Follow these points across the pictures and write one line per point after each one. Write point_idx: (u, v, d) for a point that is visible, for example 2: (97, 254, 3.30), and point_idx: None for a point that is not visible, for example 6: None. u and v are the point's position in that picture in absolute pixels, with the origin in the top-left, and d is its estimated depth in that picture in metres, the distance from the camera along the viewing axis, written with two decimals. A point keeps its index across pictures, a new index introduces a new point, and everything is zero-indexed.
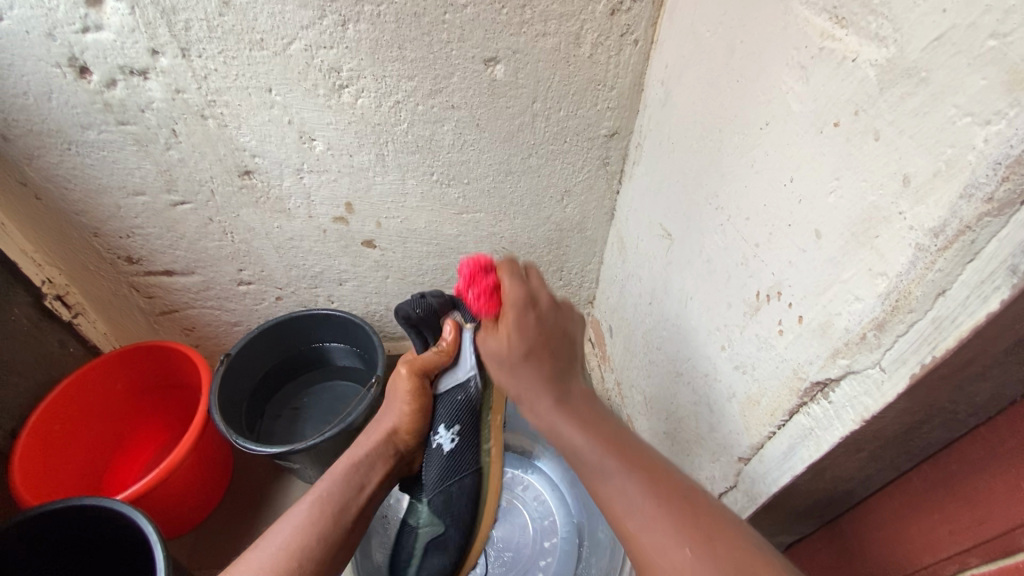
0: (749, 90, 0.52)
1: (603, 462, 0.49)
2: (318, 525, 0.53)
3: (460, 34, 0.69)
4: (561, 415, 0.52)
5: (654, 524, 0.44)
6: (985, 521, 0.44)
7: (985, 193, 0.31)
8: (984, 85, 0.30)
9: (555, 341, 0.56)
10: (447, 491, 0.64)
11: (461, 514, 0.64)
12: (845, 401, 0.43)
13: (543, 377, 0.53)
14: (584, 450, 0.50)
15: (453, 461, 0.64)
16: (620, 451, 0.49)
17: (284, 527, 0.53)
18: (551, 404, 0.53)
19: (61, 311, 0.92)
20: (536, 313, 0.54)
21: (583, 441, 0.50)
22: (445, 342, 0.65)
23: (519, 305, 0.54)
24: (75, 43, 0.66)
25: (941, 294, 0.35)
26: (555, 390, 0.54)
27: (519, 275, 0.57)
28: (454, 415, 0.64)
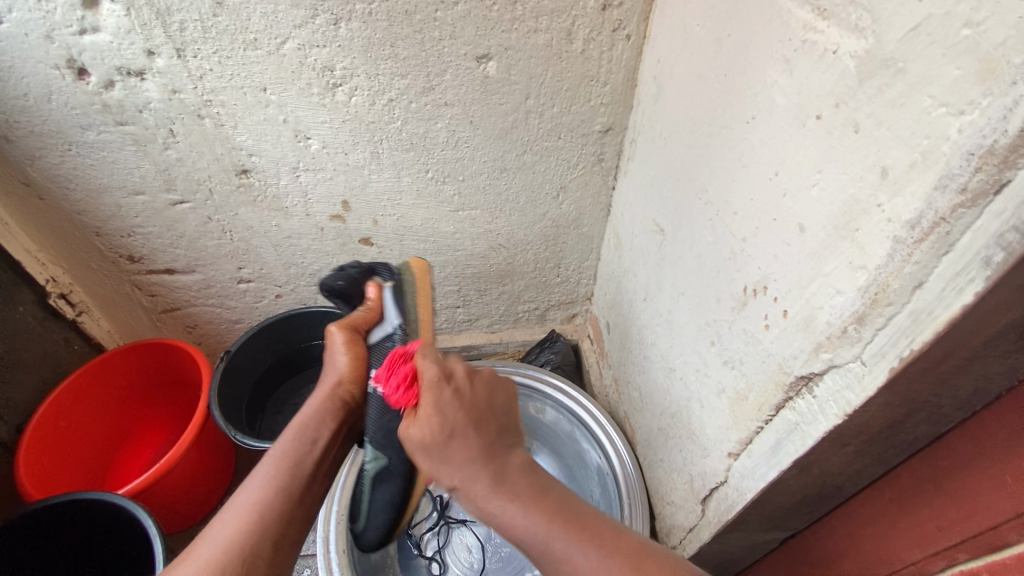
0: (736, 84, 0.51)
1: (549, 531, 0.43)
2: (283, 490, 0.52)
3: (452, 31, 0.69)
4: (511, 508, 0.45)
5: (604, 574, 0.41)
6: (973, 516, 0.44)
7: (959, 184, 0.30)
8: (958, 75, 0.30)
9: (483, 416, 0.50)
10: (388, 425, 0.62)
11: (405, 438, 0.63)
12: (828, 396, 0.43)
13: (477, 471, 0.47)
14: (528, 526, 0.44)
15: (390, 394, 0.62)
16: (562, 517, 0.44)
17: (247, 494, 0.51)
18: (487, 487, 0.46)
19: (66, 309, 0.94)
20: (453, 387, 0.52)
21: (527, 518, 0.44)
22: (369, 301, 0.70)
23: (437, 377, 0.52)
24: (73, 45, 0.67)
25: (918, 286, 0.34)
26: (490, 469, 0.47)
27: (436, 354, 0.56)
28: (390, 353, 0.64)
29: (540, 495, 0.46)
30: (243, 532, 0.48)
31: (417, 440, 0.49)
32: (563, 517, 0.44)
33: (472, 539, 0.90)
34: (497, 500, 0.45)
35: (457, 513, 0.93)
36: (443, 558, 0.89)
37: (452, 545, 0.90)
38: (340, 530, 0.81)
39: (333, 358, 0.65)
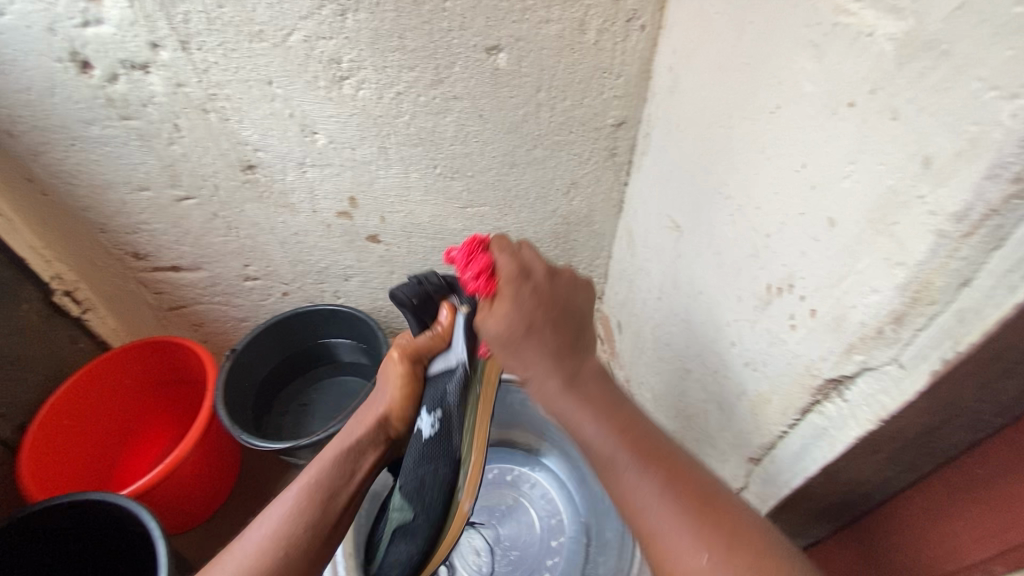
0: (759, 72, 0.49)
1: (617, 452, 0.49)
2: (312, 501, 0.54)
3: (461, 22, 0.67)
4: (560, 386, 0.52)
5: (654, 497, 0.46)
6: (1009, 530, 0.42)
7: (1013, 173, 0.28)
8: (1010, 55, 0.27)
9: (560, 314, 0.53)
10: (421, 481, 0.59)
11: (433, 498, 0.59)
12: (861, 400, 0.41)
13: (529, 351, 0.52)
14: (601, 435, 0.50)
15: (430, 446, 0.59)
16: (627, 436, 0.50)
17: (277, 509, 0.53)
18: (561, 384, 0.52)
19: (70, 306, 0.93)
20: (533, 284, 0.52)
21: (599, 424, 0.51)
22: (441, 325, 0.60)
23: (520, 285, 0.52)
24: (76, 38, 0.66)
25: (965, 284, 0.32)
26: (562, 367, 0.53)
27: (509, 249, 0.54)
28: (437, 401, 0.59)
29: (581, 372, 0.54)
30: (271, 545, 0.51)
31: (495, 333, 0.52)
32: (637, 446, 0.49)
33: (480, 542, 0.87)
34: (547, 374, 0.52)
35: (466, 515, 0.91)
36: (451, 560, 0.87)
37: (461, 548, 0.87)
38: (349, 531, 0.78)
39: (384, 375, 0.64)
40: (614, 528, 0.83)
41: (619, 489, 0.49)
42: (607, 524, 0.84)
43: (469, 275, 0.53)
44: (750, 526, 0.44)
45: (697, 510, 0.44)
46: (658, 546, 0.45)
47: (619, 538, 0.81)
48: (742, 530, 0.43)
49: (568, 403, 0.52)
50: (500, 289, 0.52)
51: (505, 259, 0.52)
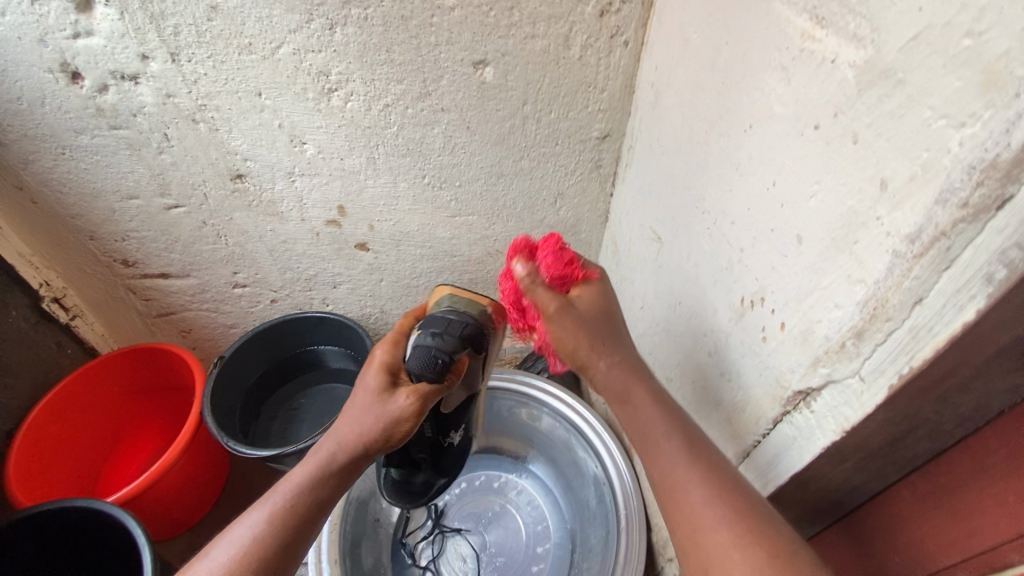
0: (734, 92, 0.51)
1: (686, 447, 0.50)
2: (280, 524, 0.50)
3: (448, 37, 0.69)
4: (632, 372, 0.56)
5: (711, 495, 0.46)
6: (973, 536, 0.43)
7: (960, 198, 0.29)
8: (959, 86, 0.29)
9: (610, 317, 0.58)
10: (454, 474, 0.77)
11: (463, 474, 0.81)
12: (826, 411, 0.42)
13: (610, 336, 0.57)
14: (654, 424, 0.53)
15: (453, 450, 0.74)
16: (691, 439, 0.51)
17: (242, 530, 0.50)
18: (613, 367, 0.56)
19: (59, 313, 0.94)
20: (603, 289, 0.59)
21: (654, 413, 0.54)
22: (460, 371, 0.54)
23: (604, 281, 0.60)
24: (66, 49, 0.67)
25: (918, 302, 0.33)
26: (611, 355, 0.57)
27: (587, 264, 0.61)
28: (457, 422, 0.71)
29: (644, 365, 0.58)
30: (238, 566, 0.48)
31: (586, 312, 0.57)
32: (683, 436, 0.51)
33: (467, 549, 0.89)
34: (621, 359, 0.57)
35: (452, 522, 0.92)
36: (437, 567, 0.88)
37: (447, 554, 0.89)
38: (334, 538, 0.78)
39: (360, 413, 0.52)
40: (596, 534, 0.83)
41: (675, 480, 0.49)
42: (591, 530, 0.84)
43: (546, 271, 0.58)
44: (791, 538, 0.44)
45: (749, 516, 0.45)
46: (704, 540, 0.45)
47: (602, 544, 0.81)
48: (781, 538, 0.43)
49: (636, 389, 0.55)
50: (589, 284, 0.59)
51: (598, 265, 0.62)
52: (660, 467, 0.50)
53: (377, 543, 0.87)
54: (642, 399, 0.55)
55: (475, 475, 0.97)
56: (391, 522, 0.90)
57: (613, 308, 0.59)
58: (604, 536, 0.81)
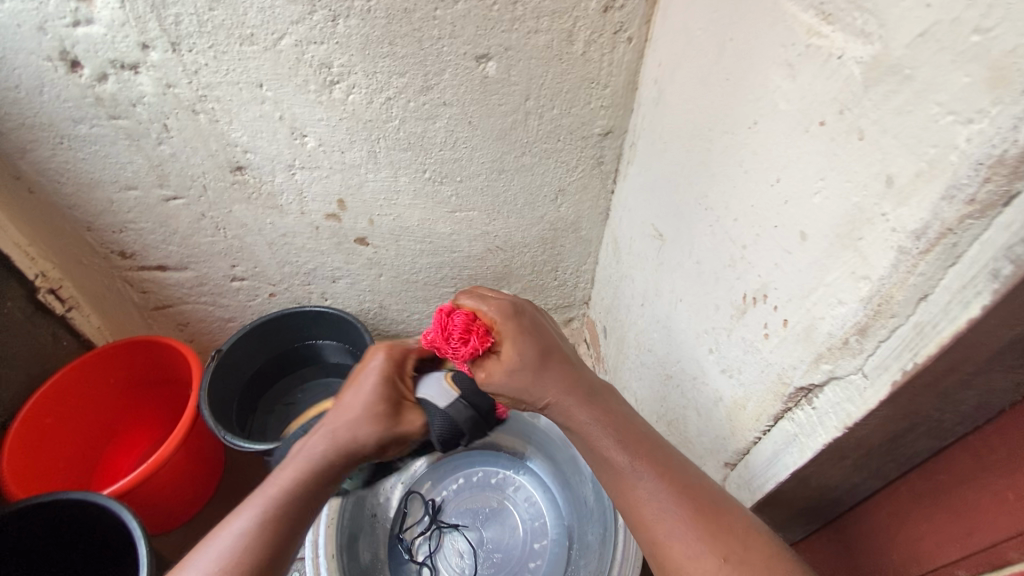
0: (738, 88, 0.51)
1: (632, 463, 0.49)
2: (269, 526, 0.48)
3: (451, 30, 0.68)
4: (573, 402, 0.53)
5: (662, 506, 0.46)
6: (973, 533, 0.43)
7: (967, 195, 0.29)
8: (967, 82, 0.29)
9: (539, 344, 0.56)
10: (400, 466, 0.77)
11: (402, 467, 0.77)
12: (828, 407, 0.43)
13: (542, 371, 0.55)
14: (613, 449, 0.50)
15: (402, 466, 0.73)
16: (638, 448, 0.50)
17: (225, 539, 0.47)
18: (576, 401, 0.53)
19: (55, 304, 0.92)
20: (516, 320, 0.57)
21: (607, 439, 0.51)
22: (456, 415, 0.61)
23: (509, 320, 0.57)
24: (66, 37, 0.66)
25: (923, 298, 0.34)
26: (568, 392, 0.54)
27: (477, 298, 0.59)
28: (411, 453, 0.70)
29: (595, 386, 0.55)
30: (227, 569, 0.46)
31: (498, 375, 0.55)
32: (650, 456, 0.49)
33: (464, 544, 0.89)
34: (557, 397, 0.54)
35: (449, 518, 0.92)
36: (433, 563, 0.87)
37: (444, 550, 0.89)
38: (331, 533, 0.78)
39: (357, 422, 0.52)
40: (594, 532, 0.83)
41: (627, 498, 0.48)
42: (589, 527, 0.84)
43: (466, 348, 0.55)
44: (755, 535, 0.44)
45: (706, 521, 0.44)
46: (663, 553, 0.45)
47: (600, 542, 0.81)
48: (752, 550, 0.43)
49: (606, 404, 0.54)
50: (497, 329, 0.56)
51: (496, 304, 0.58)
52: (627, 491, 0.48)
53: (375, 538, 0.89)
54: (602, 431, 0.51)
55: (473, 471, 0.97)
56: (389, 517, 0.92)
57: (529, 330, 0.57)
58: (602, 535, 0.81)
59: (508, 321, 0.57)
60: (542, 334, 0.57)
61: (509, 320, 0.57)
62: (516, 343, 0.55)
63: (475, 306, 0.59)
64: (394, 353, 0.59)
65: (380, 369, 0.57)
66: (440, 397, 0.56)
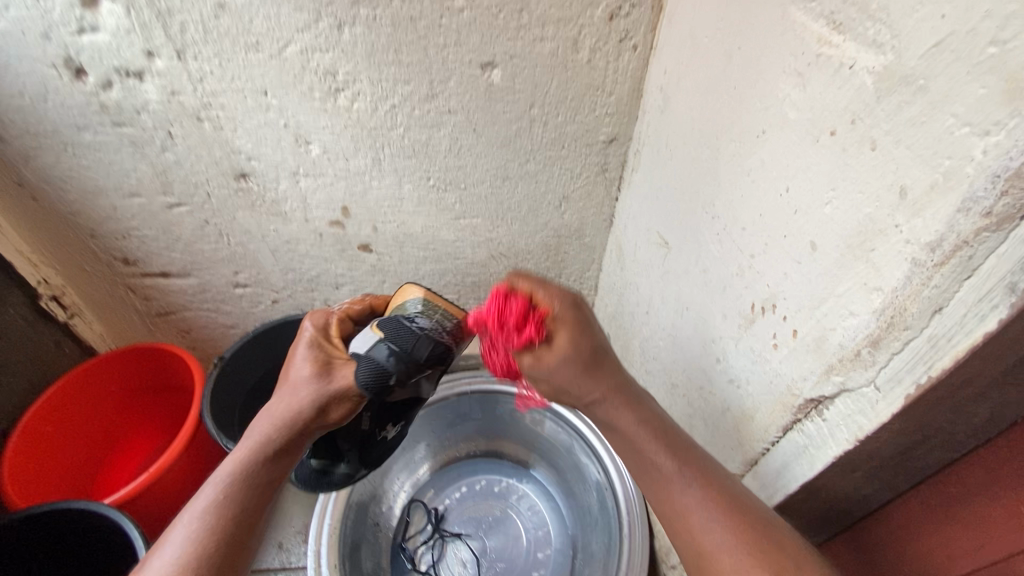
0: (746, 97, 0.50)
1: (678, 469, 0.48)
2: (225, 509, 0.47)
3: (457, 38, 0.68)
4: (620, 402, 0.52)
5: (707, 513, 0.45)
6: (986, 545, 0.43)
7: (984, 207, 0.29)
8: (983, 94, 0.29)
9: (592, 336, 0.52)
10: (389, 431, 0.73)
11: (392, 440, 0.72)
12: (839, 420, 0.42)
13: (593, 371, 0.51)
14: (660, 454, 0.49)
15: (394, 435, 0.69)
16: (684, 456, 0.49)
17: (182, 527, 0.47)
18: (624, 404, 0.52)
19: (57, 312, 0.93)
20: (575, 310, 0.52)
21: (654, 444, 0.50)
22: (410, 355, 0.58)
23: (569, 312, 0.51)
24: (71, 45, 0.66)
25: (937, 311, 0.33)
26: (616, 391, 0.52)
27: (538, 283, 0.53)
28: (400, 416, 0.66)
29: (638, 390, 0.54)
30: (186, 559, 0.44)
31: (552, 365, 0.51)
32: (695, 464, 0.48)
33: (467, 553, 0.88)
34: (606, 395, 0.52)
35: (452, 526, 0.91)
36: (436, 572, 0.86)
37: (447, 559, 0.88)
38: (333, 542, 0.78)
39: (294, 391, 0.52)
40: (599, 541, 0.82)
41: (671, 504, 0.48)
42: (593, 536, 0.84)
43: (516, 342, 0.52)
44: (793, 548, 0.43)
45: (751, 531, 0.44)
46: (710, 563, 0.44)
47: (604, 552, 0.80)
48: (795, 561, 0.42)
49: (648, 409, 0.53)
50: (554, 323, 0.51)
51: (558, 292, 0.52)
52: (669, 495, 0.48)
53: (377, 547, 0.88)
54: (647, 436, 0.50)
55: (476, 479, 0.96)
56: (391, 525, 0.91)
57: (584, 322, 0.52)
58: (605, 545, 0.80)
59: (568, 309, 0.51)
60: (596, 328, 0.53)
61: (569, 309, 0.51)
62: (573, 335, 0.51)
63: (530, 288, 0.53)
64: (320, 325, 0.59)
65: (309, 343, 0.56)
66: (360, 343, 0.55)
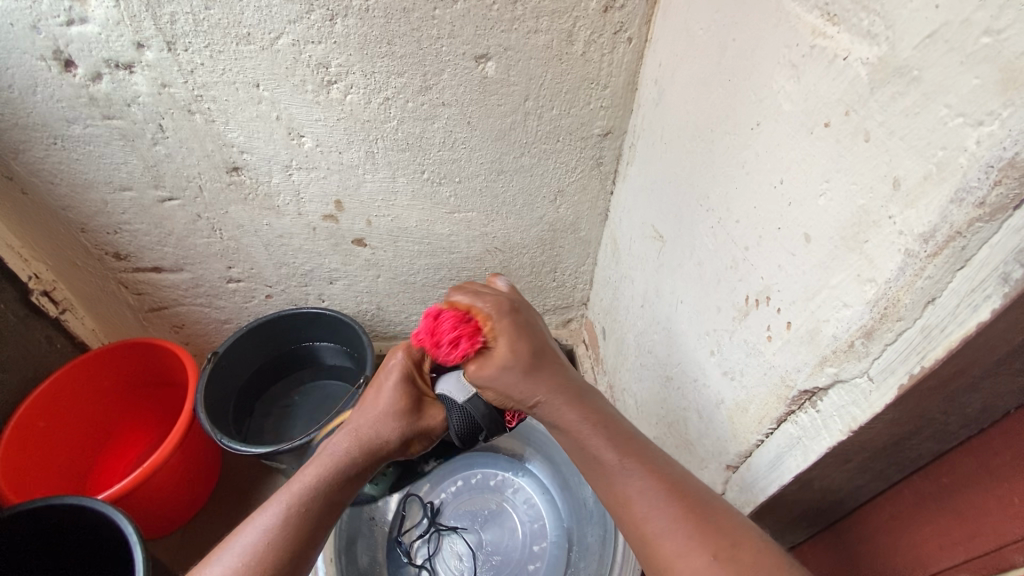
0: (740, 89, 0.50)
1: (620, 461, 0.48)
2: (297, 519, 0.49)
3: (450, 30, 0.68)
4: (562, 402, 0.52)
5: (651, 504, 0.45)
6: (976, 536, 0.43)
7: (977, 198, 0.29)
8: (977, 84, 0.29)
9: (532, 341, 0.55)
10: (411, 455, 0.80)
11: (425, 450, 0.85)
12: (833, 411, 0.42)
13: (532, 374, 0.53)
14: (601, 449, 0.49)
15: None
16: (627, 448, 0.49)
17: (254, 530, 0.48)
18: (567, 402, 0.52)
19: (48, 307, 0.91)
20: (508, 316, 0.56)
21: (596, 440, 0.50)
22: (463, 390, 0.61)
23: (504, 318, 0.55)
24: (59, 36, 0.65)
25: (930, 301, 0.33)
26: (563, 391, 0.53)
27: (472, 296, 0.58)
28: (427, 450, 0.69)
29: (582, 386, 0.54)
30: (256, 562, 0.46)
31: (491, 372, 0.54)
32: (638, 456, 0.48)
33: (463, 547, 0.88)
34: (547, 395, 0.52)
35: (448, 520, 0.91)
36: (433, 566, 0.87)
37: (443, 552, 0.88)
38: (329, 537, 0.77)
39: (380, 419, 0.57)
40: (595, 534, 0.83)
41: (615, 497, 0.48)
42: (589, 528, 0.84)
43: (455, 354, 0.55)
44: (741, 533, 0.43)
45: (692, 517, 0.44)
46: (652, 551, 0.44)
47: (601, 545, 0.81)
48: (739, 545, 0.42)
49: (590, 401, 0.53)
50: (488, 329, 0.55)
51: (490, 301, 0.57)
52: (614, 492, 0.48)
53: (373, 542, 0.89)
54: (589, 431, 0.50)
55: (472, 473, 0.96)
56: (387, 520, 0.92)
57: (521, 326, 0.55)
58: (602, 538, 0.80)
59: (501, 314, 0.56)
60: (536, 333, 0.56)
61: (501, 315, 0.56)
62: (511, 336, 0.54)
63: (468, 303, 0.57)
64: (414, 352, 0.61)
65: (401, 372, 0.60)
66: (461, 391, 0.59)
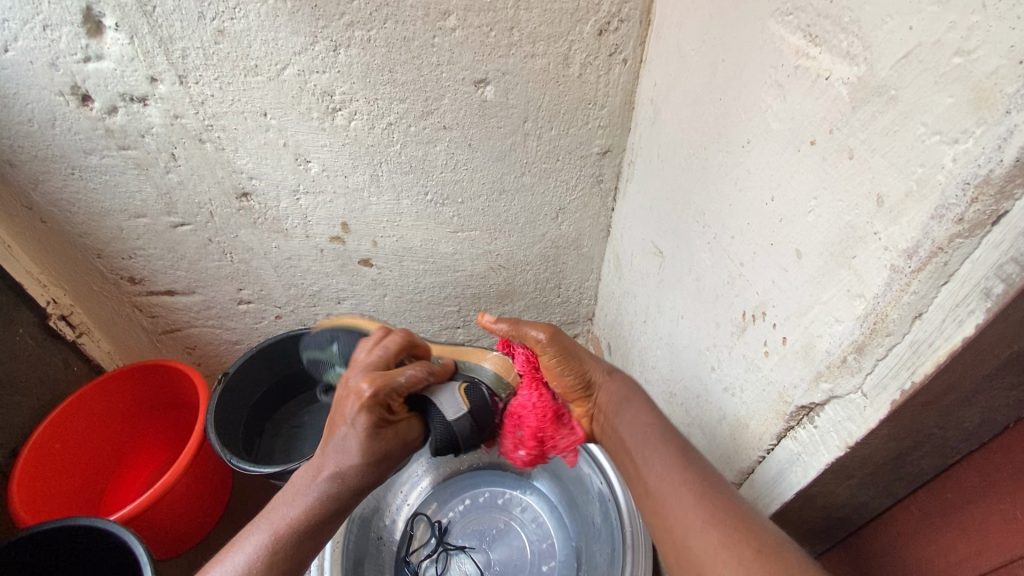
0: (731, 108, 0.51)
1: (675, 461, 0.48)
2: (276, 551, 0.47)
3: (449, 57, 0.70)
4: (639, 409, 0.55)
5: (688, 501, 0.45)
6: (980, 554, 0.43)
7: (955, 214, 0.30)
8: (951, 103, 0.29)
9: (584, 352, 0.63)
10: None
11: None
12: (829, 427, 0.42)
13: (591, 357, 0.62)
14: (657, 451, 0.50)
15: None
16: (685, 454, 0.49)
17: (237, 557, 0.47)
18: (641, 411, 0.55)
19: (66, 330, 0.94)
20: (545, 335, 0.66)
21: (655, 444, 0.50)
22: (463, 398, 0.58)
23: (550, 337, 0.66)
24: (77, 73, 0.69)
25: (917, 316, 0.34)
26: (635, 402, 0.56)
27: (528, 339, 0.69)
28: None
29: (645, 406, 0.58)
30: None
31: (565, 341, 0.61)
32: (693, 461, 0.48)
33: (471, 567, 0.88)
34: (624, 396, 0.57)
35: (456, 539, 0.91)
36: None
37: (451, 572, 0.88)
38: (337, 556, 0.77)
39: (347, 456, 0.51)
40: (603, 552, 0.82)
41: (661, 486, 0.47)
42: (597, 546, 0.83)
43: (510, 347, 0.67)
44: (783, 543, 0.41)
45: (737, 515, 0.43)
46: (691, 541, 0.43)
47: (608, 563, 0.80)
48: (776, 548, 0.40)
49: (641, 401, 0.56)
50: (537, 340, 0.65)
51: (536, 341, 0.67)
52: (660, 496, 0.47)
53: (381, 561, 0.88)
54: (653, 437, 0.51)
55: (480, 491, 0.96)
56: (394, 539, 0.92)
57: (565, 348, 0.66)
58: (610, 556, 0.79)
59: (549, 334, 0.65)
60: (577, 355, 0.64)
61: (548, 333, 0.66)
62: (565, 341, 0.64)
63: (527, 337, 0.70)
64: (383, 391, 0.53)
65: (368, 419, 0.51)
66: (451, 408, 0.57)
